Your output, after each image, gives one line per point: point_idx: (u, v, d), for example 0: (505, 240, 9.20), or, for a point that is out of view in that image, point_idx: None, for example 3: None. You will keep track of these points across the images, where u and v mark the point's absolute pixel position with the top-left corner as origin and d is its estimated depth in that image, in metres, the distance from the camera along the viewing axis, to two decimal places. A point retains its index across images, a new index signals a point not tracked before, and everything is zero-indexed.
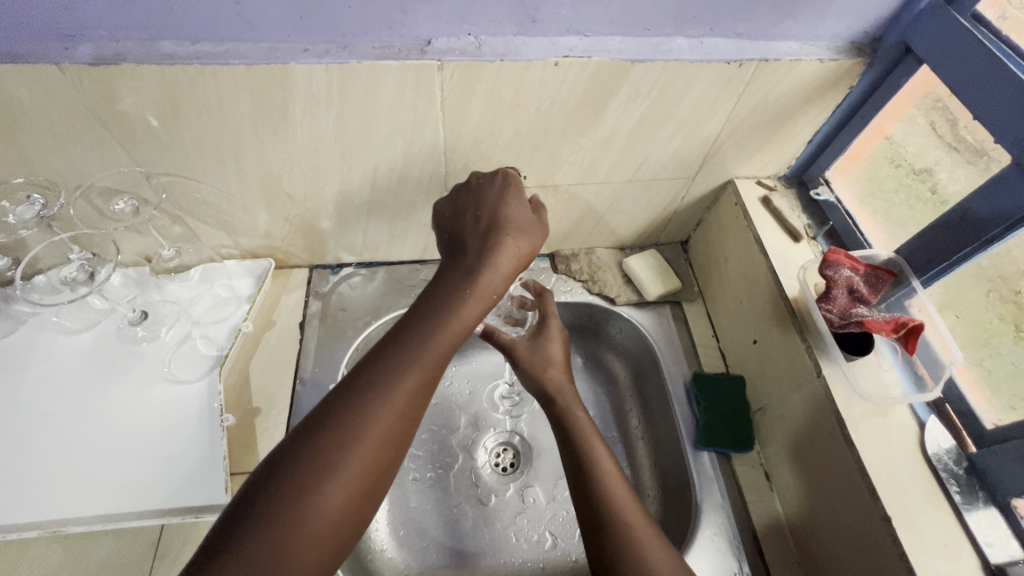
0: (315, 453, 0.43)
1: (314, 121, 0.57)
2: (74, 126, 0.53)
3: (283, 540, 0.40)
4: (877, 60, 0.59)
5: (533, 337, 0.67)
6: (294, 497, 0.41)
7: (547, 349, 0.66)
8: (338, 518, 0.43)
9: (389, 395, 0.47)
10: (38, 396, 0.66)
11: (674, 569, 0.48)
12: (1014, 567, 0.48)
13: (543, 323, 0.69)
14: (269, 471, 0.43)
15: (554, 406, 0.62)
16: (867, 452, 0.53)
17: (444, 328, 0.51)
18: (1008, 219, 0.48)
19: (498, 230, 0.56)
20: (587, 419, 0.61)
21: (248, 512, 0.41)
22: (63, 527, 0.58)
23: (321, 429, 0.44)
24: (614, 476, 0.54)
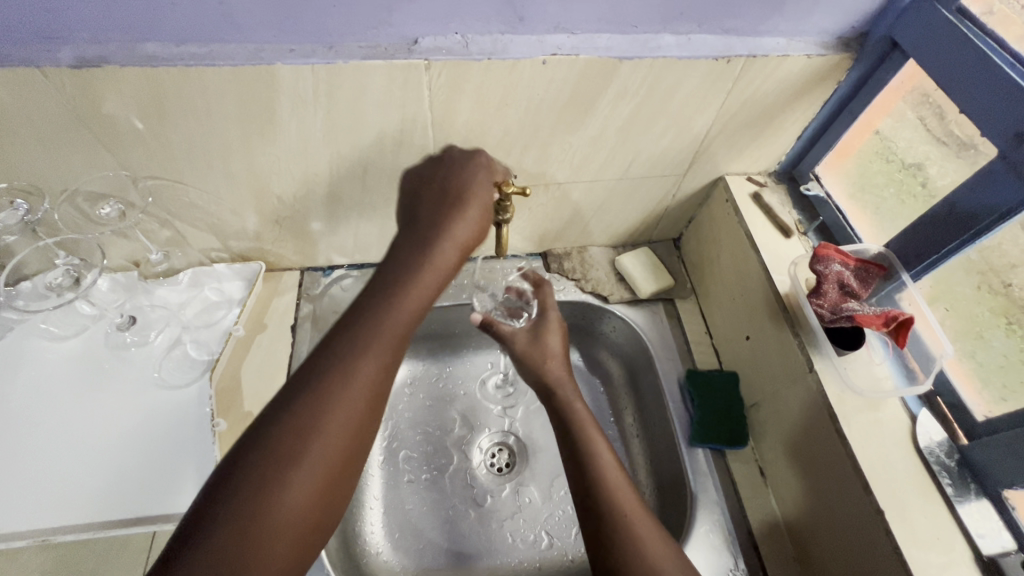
0: (277, 440, 0.43)
1: (302, 121, 0.56)
2: (57, 130, 0.53)
3: (247, 532, 0.40)
4: (864, 55, 0.59)
5: (533, 330, 0.67)
6: (254, 490, 0.41)
7: (547, 342, 0.66)
8: (306, 508, 0.42)
9: (345, 378, 0.46)
10: (26, 403, 0.65)
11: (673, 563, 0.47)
12: (1007, 558, 0.48)
13: (543, 316, 0.69)
14: (231, 462, 0.42)
15: (554, 398, 0.62)
16: (859, 446, 0.53)
17: (401, 307, 0.50)
18: (996, 212, 0.49)
19: (455, 204, 0.55)
20: (586, 412, 0.61)
21: (209, 506, 0.40)
22: (53, 535, 0.57)
23: (280, 415, 0.44)
24: (614, 469, 0.54)
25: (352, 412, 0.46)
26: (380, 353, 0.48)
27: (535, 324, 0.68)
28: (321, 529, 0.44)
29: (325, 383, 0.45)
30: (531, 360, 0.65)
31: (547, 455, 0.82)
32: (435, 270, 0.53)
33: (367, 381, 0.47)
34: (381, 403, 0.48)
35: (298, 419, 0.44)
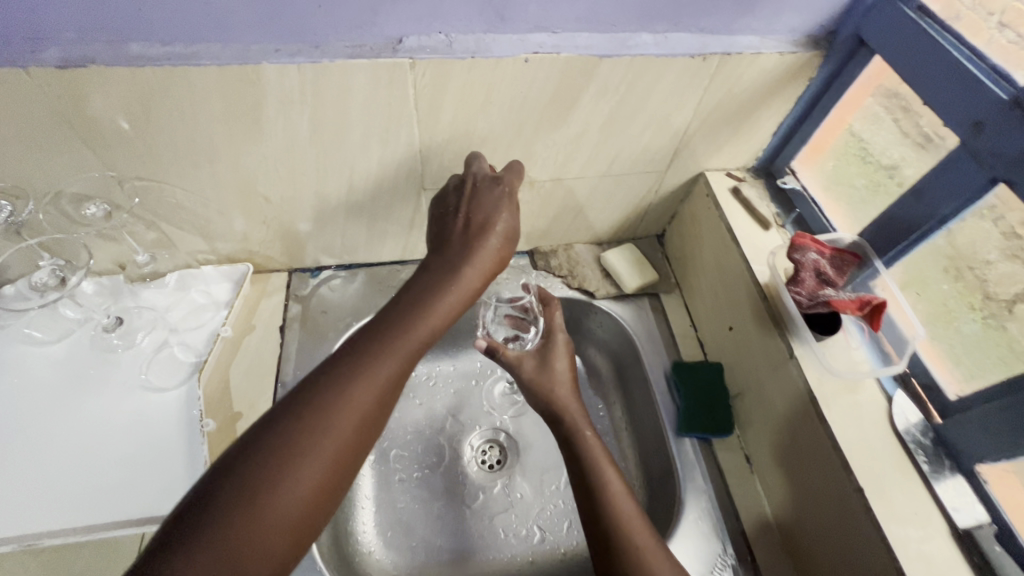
0: (294, 430, 0.45)
1: (288, 121, 0.57)
2: (41, 132, 0.53)
3: (253, 516, 0.41)
4: (833, 52, 0.61)
5: (540, 356, 0.68)
6: (265, 475, 0.42)
7: (555, 368, 0.66)
8: (309, 498, 0.43)
9: (365, 378, 0.48)
10: (9, 409, 0.65)
11: None
12: (981, 530, 0.50)
13: (552, 342, 0.69)
14: (247, 444, 0.44)
15: (561, 424, 0.63)
16: (839, 428, 0.55)
17: (415, 329, 0.52)
18: (957, 199, 0.51)
19: (481, 232, 0.58)
20: (594, 437, 0.61)
21: (220, 484, 0.42)
22: (39, 540, 0.57)
23: (301, 405, 0.46)
24: (625, 499, 0.55)
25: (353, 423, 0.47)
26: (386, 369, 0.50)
27: (541, 348, 0.69)
28: (317, 528, 0.45)
29: (333, 392, 0.47)
30: (539, 387, 0.66)
31: (538, 451, 0.83)
32: (449, 293, 0.55)
33: (372, 393, 0.48)
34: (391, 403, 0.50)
35: (304, 428, 0.45)
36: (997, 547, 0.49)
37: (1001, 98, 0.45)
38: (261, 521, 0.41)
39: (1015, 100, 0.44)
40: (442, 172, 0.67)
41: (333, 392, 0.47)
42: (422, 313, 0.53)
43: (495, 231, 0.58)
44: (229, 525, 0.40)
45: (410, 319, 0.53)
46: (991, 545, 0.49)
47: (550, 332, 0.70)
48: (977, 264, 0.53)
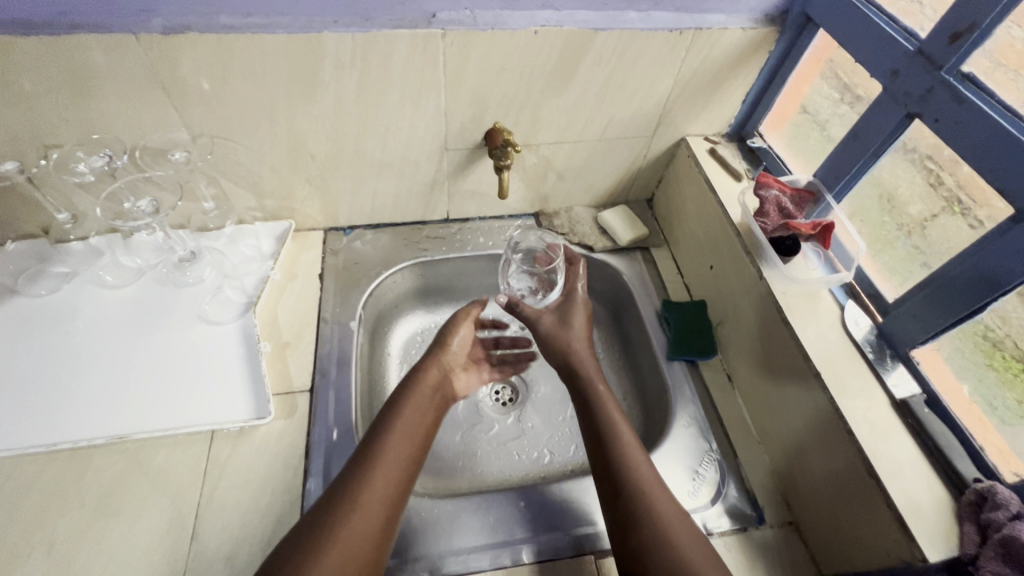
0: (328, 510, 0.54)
1: (339, 83, 0.68)
2: (138, 91, 0.64)
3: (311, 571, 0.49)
4: (787, 29, 0.74)
5: (559, 313, 0.78)
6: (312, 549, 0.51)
7: (572, 323, 0.76)
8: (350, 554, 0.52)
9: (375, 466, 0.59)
10: (92, 336, 0.75)
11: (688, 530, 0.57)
12: (914, 398, 0.61)
13: (569, 301, 0.78)
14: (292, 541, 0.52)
15: (578, 380, 0.72)
16: (800, 328, 0.66)
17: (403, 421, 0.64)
18: (884, 134, 0.64)
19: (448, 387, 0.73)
20: (608, 393, 0.70)
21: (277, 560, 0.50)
22: (126, 435, 0.67)
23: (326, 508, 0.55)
24: (634, 447, 0.63)
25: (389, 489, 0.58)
26: (416, 417, 0.66)
27: (560, 308, 0.78)
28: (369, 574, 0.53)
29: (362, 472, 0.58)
30: (558, 342, 0.76)
31: (546, 388, 0.93)
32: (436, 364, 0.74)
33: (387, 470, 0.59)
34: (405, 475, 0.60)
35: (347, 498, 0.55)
36: (926, 410, 0.60)
37: (910, 50, 0.58)
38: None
39: (919, 50, 0.57)
40: (462, 133, 0.79)
41: (361, 472, 0.58)
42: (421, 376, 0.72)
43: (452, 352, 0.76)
44: None
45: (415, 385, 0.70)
46: (922, 409, 0.60)
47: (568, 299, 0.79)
48: (921, 220, 0.65)
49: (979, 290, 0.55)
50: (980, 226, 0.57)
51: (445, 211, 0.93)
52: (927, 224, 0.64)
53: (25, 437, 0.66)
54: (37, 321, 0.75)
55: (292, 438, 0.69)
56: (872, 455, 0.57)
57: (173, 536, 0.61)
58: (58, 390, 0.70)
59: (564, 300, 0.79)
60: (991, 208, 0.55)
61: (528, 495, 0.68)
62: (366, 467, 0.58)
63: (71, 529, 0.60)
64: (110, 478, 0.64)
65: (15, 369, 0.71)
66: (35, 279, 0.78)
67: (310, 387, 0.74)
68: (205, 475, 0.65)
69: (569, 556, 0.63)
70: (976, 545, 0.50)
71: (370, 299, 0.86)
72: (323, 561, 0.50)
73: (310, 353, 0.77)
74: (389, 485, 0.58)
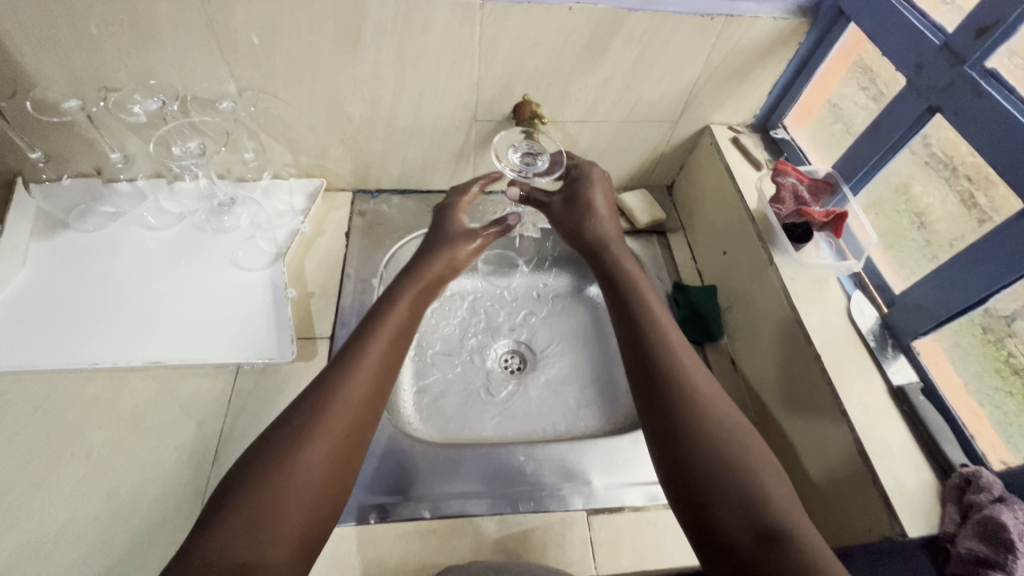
0: (299, 418, 0.49)
1: (380, 46, 0.72)
2: (194, 41, 0.68)
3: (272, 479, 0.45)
4: (818, 21, 0.75)
5: (570, 192, 0.79)
6: (277, 457, 0.46)
7: (591, 195, 0.77)
8: (325, 465, 0.47)
9: (349, 371, 0.54)
10: (135, 270, 0.81)
11: (716, 394, 0.54)
12: (910, 385, 0.63)
13: (580, 179, 0.79)
14: (251, 457, 0.47)
15: (604, 256, 0.71)
16: (805, 313, 0.68)
17: (383, 325, 0.60)
18: (903, 129, 0.65)
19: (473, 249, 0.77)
20: (635, 270, 0.69)
21: (245, 469, 0.46)
22: (161, 361, 0.72)
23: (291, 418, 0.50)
24: (661, 313, 0.62)
25: (343, 426, 0.50)
26: (391, 326, 0.61)
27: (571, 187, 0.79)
28: (338, 495, 0.48)
29: (315, 411, 0.50)
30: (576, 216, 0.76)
31: (552, 358, 0.94)
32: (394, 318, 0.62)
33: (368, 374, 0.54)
34: (381, 387, 0.55)
35: (320, 399, 0.51)
36: (921, 397, 0.62)
37: (936, 43, 0.59)
38: (280, 485, 0.45)
39: (945, 45, 0.58)
40: (492, 105, 0.82)
41: (336, 378, 0.53)
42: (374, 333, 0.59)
43: (472, 245, 0.75)
44: (251, 491, 0.44)
45: (361, 344, 0.57)
46: (917, 396, 0.62)
47: (591, 188, 0.78)
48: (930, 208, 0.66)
49: (982, 281, 0.56)
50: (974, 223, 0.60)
51: (469, 182, 0.96)
52: (931, 210, 0.66)
53: (69, 356, 0.71)
54: (84, 255, 0.81)
55: (311, 379, 0.73)
56: (862, 435, 0.59)
57: (197, 457, 0.66)
58: (103, 315, 0.75)
59: (575, 180, 0.79)
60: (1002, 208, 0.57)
61: (529, 449, 0.71)
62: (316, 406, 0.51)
63: (108, 441, 0.66)
64: (143, 400, 0.69)
65: (64, 294, 0.77)
66: (85, 216, 0.84)
67: (330, 334, 0.78)
68: (229, 404, 0.70)
69: (562, 509, 0.67)
70: (956, 524, 0.53)
71: (392, 260, 0.90)
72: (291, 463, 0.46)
73: (333, 302, 0.81)
74: (353, 411, 0.51)
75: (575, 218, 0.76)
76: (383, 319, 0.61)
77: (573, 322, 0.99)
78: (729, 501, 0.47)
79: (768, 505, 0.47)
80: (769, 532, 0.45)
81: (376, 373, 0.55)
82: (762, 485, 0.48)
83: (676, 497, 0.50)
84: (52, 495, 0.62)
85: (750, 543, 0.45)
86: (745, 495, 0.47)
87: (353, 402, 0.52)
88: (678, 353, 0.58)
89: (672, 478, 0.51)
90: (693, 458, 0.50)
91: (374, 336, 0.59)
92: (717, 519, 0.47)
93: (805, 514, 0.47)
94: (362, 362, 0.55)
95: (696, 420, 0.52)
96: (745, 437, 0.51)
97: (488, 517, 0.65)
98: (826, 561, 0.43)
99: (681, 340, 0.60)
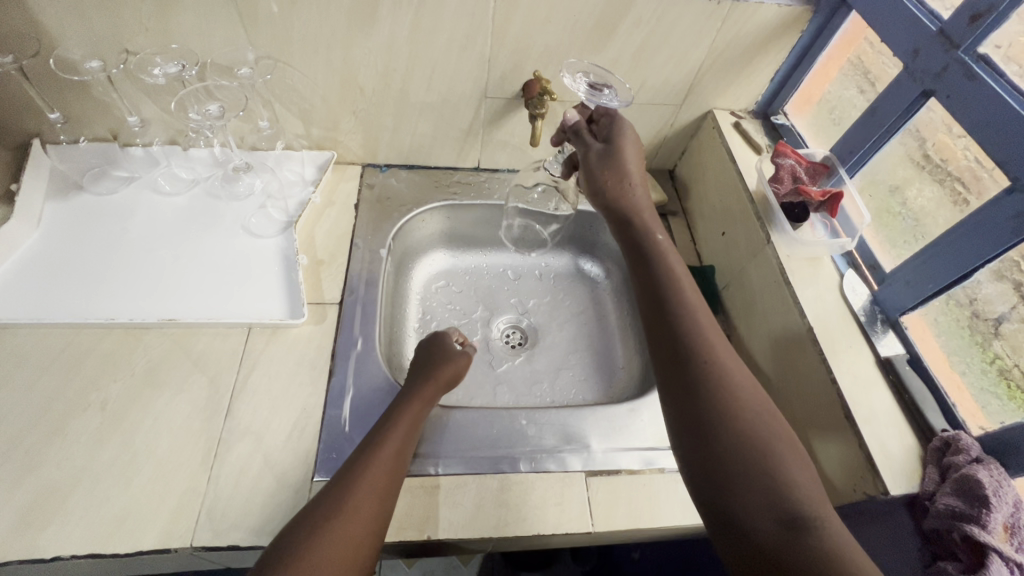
0: (325, 496, 0.52)
1: (395, 19, 0.74)
2: (214, 7, 0.70)
3: (302, 552, 0.47)
4: (820, 9, 0.78)
5: (605, 151, 0.73)
6: (307, 532, 0.49)
7: (627, 158, 0.72)
8: (351, 543, 0.49)
9: (374, 451, 0.57)
10: (148, 233, 0.82)
11: (743, 375, 0.57)
12: (898, 357, 0.66)
13: (615, 139, 0.73)
14: (284, 533, 0.49)
15: (635, 223, 0.71)
16: (799, 289, 0.71)
17: (406, 410, 0.64)
18: (899, 112, 0.69)
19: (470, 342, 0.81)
20: (665, 240, 0.70)
21: (278, 544, 0.48)
22: (174, 318, 0.73)
23: (320, 496, 0.52)
24: (690, 288, 0.64)
25: (369, 504, 0.52)
26: (412, 409, 0.64)
27: (608, 148, 0.73)
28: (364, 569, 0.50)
29: (341, 488, 0.53)
30: (613, 178, 0.72)
31: (553, 335, 0.97)
32: (415, 406, 0.65)
33: (390, 457, 0.57)
34: (401, 468, 0.58)
35: (347, 477, 0.54)
36: (907, 368, 0.65)
37: (932, 29, 0.62)
38: (309, 558, 0.47)
39: (941, 31, 0.61)
40: (502, 83, 0.84)
41: (362, 458, 0.56)
42: (392, 424, 0.61)
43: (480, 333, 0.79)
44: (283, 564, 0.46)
45: (386, 429, 0.60)
46: (903, 366, 0.65)
47: (624, 150, 0.72)
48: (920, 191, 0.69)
49: (966, 257, 0.59)
50: (957, 202, 0.63)
51: (476, 159, 0.98)
52: (919, 192, 0.69)
53: (84, 311, 0.73)
54: (98, 216, 0.82)
55: (321, 341, 0.76)
56: (850, 401, 0.62)
57: (209, 411, 0.68)
58: (117, 274, 0.77)
59: (611, 142, 0.73)
60: (978, 191, 0.61)
61: (531, 414, 0.74)
62: (341, 484, 0.53)
63: (123, 392, 0.68)
64: (157, 355, 0.71)
65: (77, 252, 0.78)
66: (99, 179, 0.85)
67: (339, 301, 0.80)
68: (241, 362, 0.72)
69: (561, 471, 0.69)
70: (936, 483, 0.56)
71: (400, 233, 0.92)
72: (321, 538, 0.48)
73: (343, 270, 0.83)
74: (377, 490, 0.54)
75: (610, 180, 0.72)
76: (406, 404, 0.65)
77: (574, 301, 1.01)
78: (751, 485, 0.49)
79: (790, 490, 0.49)
80: (790, 518, 0.47)
81: (395, 455, 0.58)
82: (785, 471, 0.50)
83: (694, 478, 0.53)
84: (67, 444, 0.63)
85: (770, 527, 0.48)
86: (769, 482, 0.49)
87: (377, 480, 0.54)
88: (709, 336, 0.60)
89: (692, 461, 0.53)
90: (717, 441, 0.52)
91: (398, 420, 0.62)
92: (737, 505, 0.49)
93: (829, 505, 0.49)
94: (387, 444, 0.58)
95: (725, 404, 0.54)
96: (771, 422, 0.54)
97: (490, 475, 0.68)
98: (845, 548, 0.45)
99: (712, 323, 0.61)
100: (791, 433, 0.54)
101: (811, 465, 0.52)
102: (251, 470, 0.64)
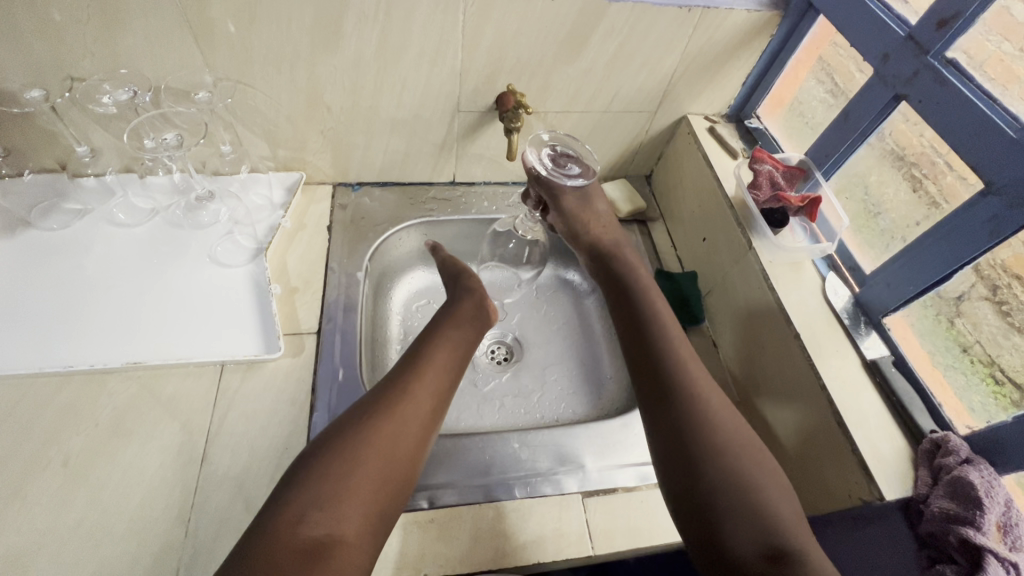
0: (358, 421, 0.56)
1: (361, 35, 0.71)
2: (165, 30, 0.66)
3: (330, 471, 0.51)
4: (788, 14, 0.78)
5: (579, 195, 0.80)
6: (336, 453, 0.53)
7: (593, 204, 0.81)
8: (377, 472, 0.53)
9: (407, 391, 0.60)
10: (107, 269, 0.77)
11: (723, 404, 0.58)
12: (883, 359, 0.66)
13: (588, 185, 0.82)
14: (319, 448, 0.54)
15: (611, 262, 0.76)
16: (784, 295, 0.71)
17: (437, 355, 0.65)
18: (871, 117, 0.69)
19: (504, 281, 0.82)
20: (647, 278, 0.73)
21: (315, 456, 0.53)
22: (140, 360, 0.69)
23: (352, 421, 0.56)
24: (671, 323, 0.66)
25: (398, 442, 0.55)
26: (441, 357, 0.65)
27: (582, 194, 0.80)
28: (390, 502, 0.53)
29: (375, 418, 0.56)
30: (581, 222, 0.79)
31: (538, 349, 0.95)
32: (446, 354, 0.66)
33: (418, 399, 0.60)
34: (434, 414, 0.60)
35: (381, 408, 0.57)
36: (894, 370, 0.66)
37: (901, 35, 0.63)
38: (335, 473, 0.51)
39: (910, 36, 0.62)
40: (475, 96, 0.82)
41: (395, 395, 0.59)
42: (423, 365, 0.63)
43: None
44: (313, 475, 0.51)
45: (417, 369, 0.62)
46: (889, 368, 0.66)
47: (593, 199, 0.82)
48: (896, 193, 0.70)
49: (947, 259, 0.60)
50: (933, 203, 0.64)
51: (451, 174, 0.96)
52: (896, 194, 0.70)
53: (38, 359, 0.68)
54: (50, 254, 0.77)
55: (300, 376, 0.72)
56: (841, 407, 0.62)
57: (183, 458, 0.64)
58: (75, 316, 0.72)
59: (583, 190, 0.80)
60: (952, 195, 0.61)
61: (523, 437, 0.72)
62: (375, 414, 0.57)
63: (87, 445, 0.63)
64: (123, 402, 0.67)
65: (29, 295, 0.73)
66: (48, 213, 0.80)
67: (317, 330, 0.77)
68: (215, 404, 0.68)
69: (556, 492, 0.68)
70: (928, 486, 0.56)
71: (376, 253, 0.89)
72: (351, 459, 0.52)
73: (317, 298, 0.80)
74: (405, 431, 0.57)
75: (582, 222, 0.80)
76: (436, 350, 0.66)
77: (558, 312, 1.00)
78: (736, 515, 0.50)
79: (774, 520, 0.50)
80: (776, 551, 0.48)
81: (425, 396, 0.60)
82: (768, 501, 0.51)
83: (679, 510, 0.53)
84: (28, 507, 0.58)
85: (753, 557, 0.48)
86: (756, 517, 0.50)
87: (405, 419, 0.57)
88: (691, 369, 0.60)
89: (678, 491, 0.54)
90: (705, 475, 0.52)
91: (430, 363, 0.64)
92: (724, 536, 0.50)
93: (813, 539, 0.49)
94: (417, 386, 0.60)
95: (710, 436, 0.55)
96: (756, 455, 0.54)
97: (485, 504, 0.66)
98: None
99: (692, 358, 0.62)
100: (774, 463, 0.55)
101: (794, 497, 0.53)
102: (232, 520, 0.60)
